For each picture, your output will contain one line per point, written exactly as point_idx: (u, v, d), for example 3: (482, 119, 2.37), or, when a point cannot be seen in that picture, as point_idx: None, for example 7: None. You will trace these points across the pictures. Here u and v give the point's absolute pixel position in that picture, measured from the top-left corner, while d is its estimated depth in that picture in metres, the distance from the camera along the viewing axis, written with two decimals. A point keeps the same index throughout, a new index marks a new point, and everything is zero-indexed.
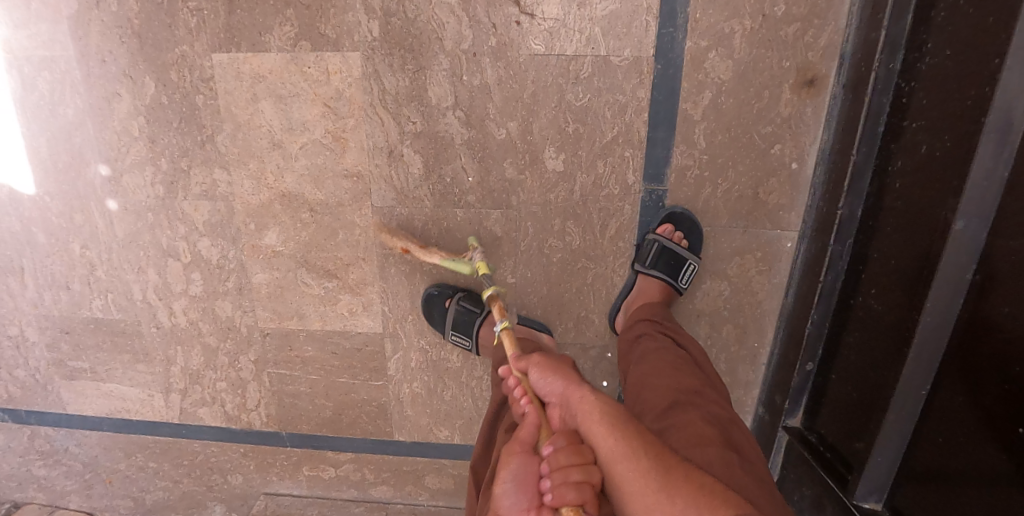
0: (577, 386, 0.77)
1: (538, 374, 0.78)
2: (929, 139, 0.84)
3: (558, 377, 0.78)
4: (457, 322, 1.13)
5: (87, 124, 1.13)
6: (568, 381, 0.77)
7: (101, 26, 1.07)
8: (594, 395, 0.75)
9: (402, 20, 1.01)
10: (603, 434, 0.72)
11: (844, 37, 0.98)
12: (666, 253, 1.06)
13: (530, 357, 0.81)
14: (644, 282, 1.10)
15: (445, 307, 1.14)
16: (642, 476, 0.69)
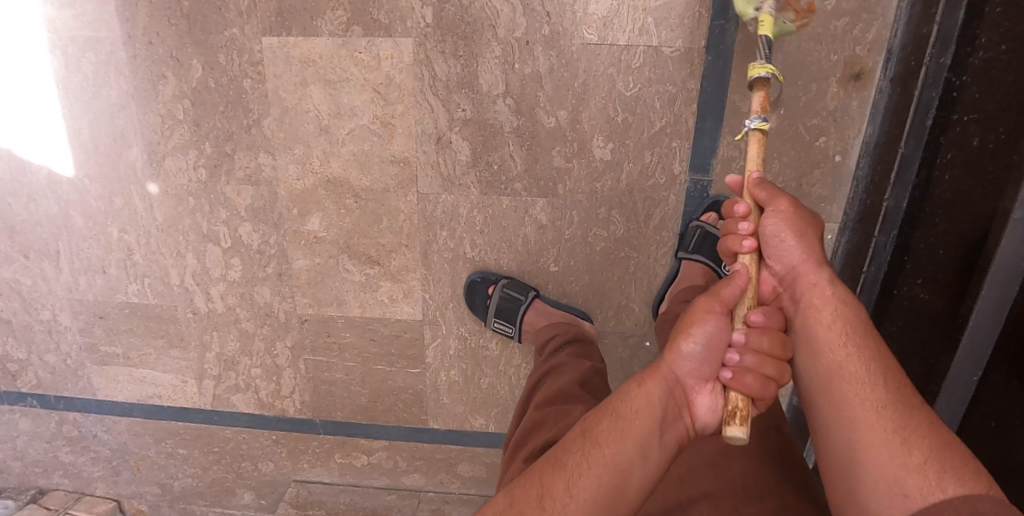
0: (816, 268, 0.70)
1: (789, 233, 0.70)
2: (982, 132, 0.86)
3: (806, 243, 0.71)
4: (501, 310, 1.13)
5: (131, 107, 1.13)
6: (815, 258, 0.71)
7: (150, 8, 1.07)
8: (836, 283, 0.69)
9: (456, 7, 1.01)
10: (825, 325, 0.67)
11: (892, 32, 1.00)
12: (710, 238, 1.06)
13: (781, 200, 0.72)
14: (687, 268, 1.08)
15: (489, 294, 1.14)
16: (855, 371, 0.63)
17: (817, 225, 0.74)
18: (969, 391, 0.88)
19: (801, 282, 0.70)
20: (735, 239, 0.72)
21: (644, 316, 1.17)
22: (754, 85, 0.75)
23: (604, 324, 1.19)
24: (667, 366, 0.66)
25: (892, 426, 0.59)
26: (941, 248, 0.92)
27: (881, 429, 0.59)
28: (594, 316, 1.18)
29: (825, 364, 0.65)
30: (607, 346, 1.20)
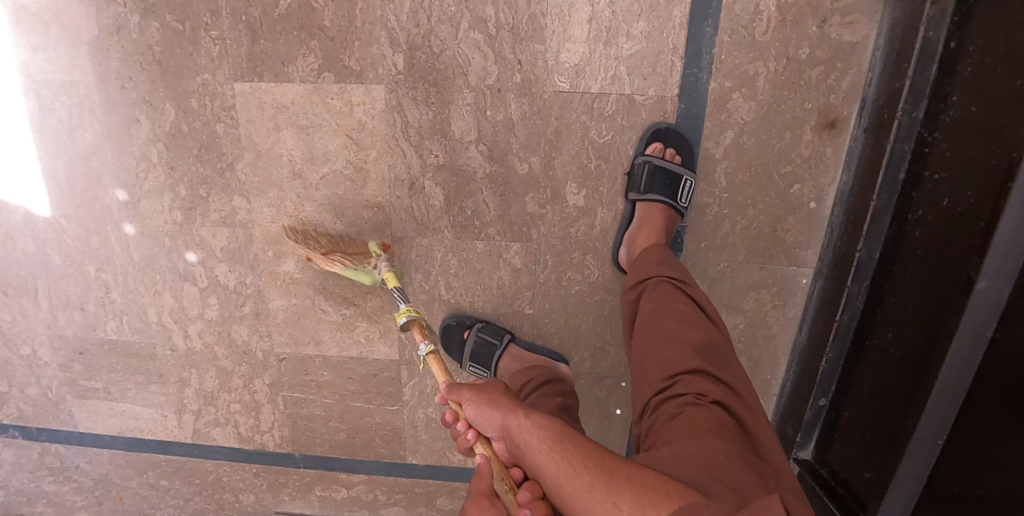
0: (512, 416, 0.80)
1: (480, 407, 0.84)
2: (951, 192, 0.85)
3: (498, 407, 0.82)
4: (475, 354, 1.13)
5: (105, 149, 1.12)
6: (522, 411, 0.80)
7: (122, 52, 1.06)
8: (530, 414, 0.79)
9: (427, 55, 1.01)
10: (543, 457, 0.74)
11: (867, 81, 0.99)
12: (660, 173, 1.00)
13: (463, 390, 0.88)
14: (643, 209, 1.04)
15: (463, 339, 1.14)
16: (578, 484, 0.70)
17: (493, 388, 0.87)
18: (935, 452, 0.84)
19: (514, 433, 0.79)
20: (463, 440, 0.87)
21: (620, 357, 1.18)
22: (407, 326, 1.01)
23: (579, 365, 1.19)
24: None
25: None
26: (911, 301, 0.92)
27: None
28: (570, 357, 1.18)
29: (563, 488, 0.71)
30: (582, 386, 1.20)
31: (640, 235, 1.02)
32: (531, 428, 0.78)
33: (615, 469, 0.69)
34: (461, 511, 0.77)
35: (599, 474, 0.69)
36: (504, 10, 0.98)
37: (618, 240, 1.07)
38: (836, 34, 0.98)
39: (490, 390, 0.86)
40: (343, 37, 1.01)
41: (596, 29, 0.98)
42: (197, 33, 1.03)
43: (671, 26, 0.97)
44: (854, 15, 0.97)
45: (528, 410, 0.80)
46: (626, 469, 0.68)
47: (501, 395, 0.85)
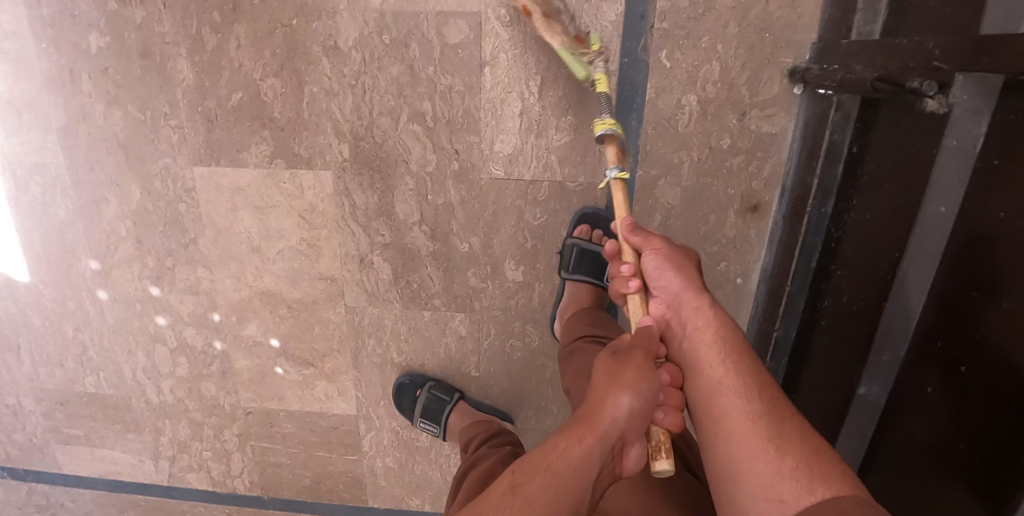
0: (702, 299, 0.77)
1: (669, 270, 0.79)
2: (849, 291, 0.91)
3: (684, 277, 0.79)
4: (427, 411, 1.18)
5: (77, 223, 1.20)
6: (715, 302, 0.77)
7: (89, 137, 1.13)
8: (716, 309, 0.77)
9: (371, 144, 1.07)
10: (716, 351, 0.72)
11: (786, 169, 1.04)
12: (588, 257, 1.05)
13: (655, 241, 0.81)
14: (573, 288, 1.09)
15: (415, 395, 1.20)
16: (739, 393, 0.68)
17: (689, 255, 0.82)
18: None
19: (687, 314, 0.77)
20: (623, 280, 0.81)
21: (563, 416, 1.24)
22: (603, 140, 0.85)
23: (525, 422, 1.26)
24: (599, 418, 0.68)
25: (809, 486, 0.58)
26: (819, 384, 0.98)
27: (796, 487, 0.59)
28: (516, 415, 1.25)
29: (722, 393, 0.69)
30: (529, 441, 1.27)
31: (569, 308, 1.09)
32: (710, 320, 0.75)
33: (781, 399, 0.67)
34: (604, 366, 0.73)
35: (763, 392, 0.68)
36: (440, 104, 1.04)
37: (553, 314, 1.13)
38: (755, 126, 1.03)
39: (688, 257, 0.81)
40: (292, 127, 1.08)
41: (527, 121, 1.04)
42: (157, 122, 1.11)
43: (597, 119, 1.03)
44: (771, 108, 1.02)
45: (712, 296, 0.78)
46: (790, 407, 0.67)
47: (695, 269, 0.81)
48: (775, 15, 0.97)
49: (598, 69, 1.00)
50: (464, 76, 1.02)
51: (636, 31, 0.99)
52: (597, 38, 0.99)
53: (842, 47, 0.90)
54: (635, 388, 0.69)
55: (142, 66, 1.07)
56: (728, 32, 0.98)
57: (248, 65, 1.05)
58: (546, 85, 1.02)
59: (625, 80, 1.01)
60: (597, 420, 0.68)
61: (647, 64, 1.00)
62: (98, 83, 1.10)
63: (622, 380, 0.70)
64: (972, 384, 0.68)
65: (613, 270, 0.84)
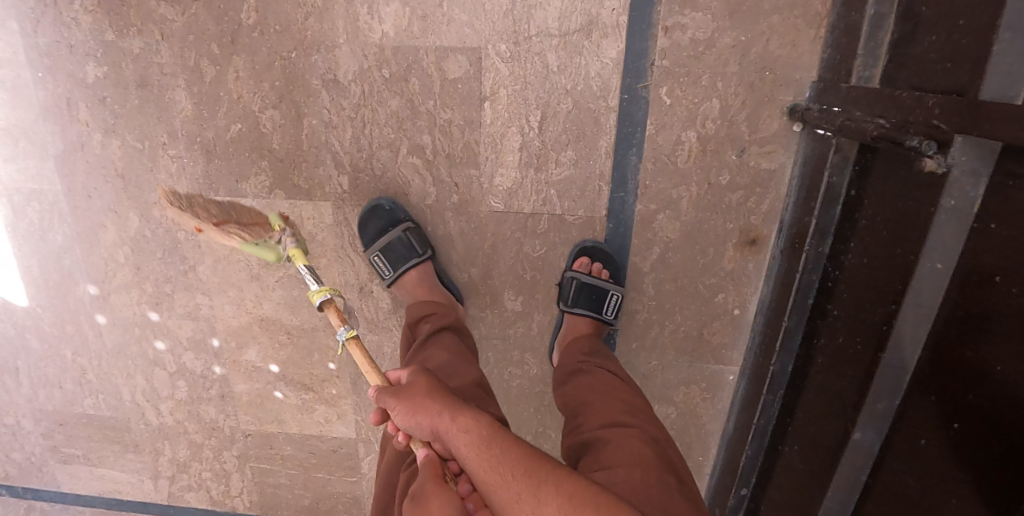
0: (441, 416, 0.67)
1: (406, 411, 0.69)
2: (846, 333, 0.93)
3: (423, 407, 0.69)
4: (390, 248, 1.06)
5: (75, 250, 1.20)
6: (448, 403, 0.69)
7: (86, 165, 1.13)
8: (461, 419, 0.67)
9: (370, 177, 1.07)
10: (484, 468, 0.63)
11: (784, 205, 1.05)
12: (587, 291, 1.05)
13: (386, 393, 0.72)
14: (571, 320, 1.09)
15: (385, 230, 1.06)
16: (526, 506, 0.60)
17: (416, 380, 0.73)
18: None
19: (445, 437, 0.67)
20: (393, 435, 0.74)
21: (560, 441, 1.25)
22: (323, 308, 0.92)
23: None
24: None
25: None
26: (819, 419, 1.00)
27: None
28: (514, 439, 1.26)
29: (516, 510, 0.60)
30: None
31: (564, 341, 1.09)
32: (468, 433, 0.66)
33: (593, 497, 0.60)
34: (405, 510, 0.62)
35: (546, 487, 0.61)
36: (440, 137, 1.03)
37: (552, 347, 1.14)
38: (754, 162, 1.03)
39: (413, 381, 0.73)
40: (291, 159, 1.08)
41: (527, 156, 1.04)
42: (156, 151, 1.10)
43: (597, 154, 1.03)
44: (771, 145, 1.02)
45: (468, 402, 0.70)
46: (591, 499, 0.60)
47: (428, 388, 0.71)
48: (775, 53, 0.97)
49: (598, 105, 1.00)
50: (464, 110, 1.02)
51: (637, 68, 0.98)
52: (597, 74, 0.99)
53: (841, 91, 0.90)
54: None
55: (139, 96, 1.07)
56: (728, 70, 0.98)
57: (247, 96, 1.05)
58: (545, 120, 1.01)
59: (625, 117, 1.01)
60: None
61: (646, 100, 1.00)
62: (96, 112, 1.09)
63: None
64: (963, 438, 0.72)
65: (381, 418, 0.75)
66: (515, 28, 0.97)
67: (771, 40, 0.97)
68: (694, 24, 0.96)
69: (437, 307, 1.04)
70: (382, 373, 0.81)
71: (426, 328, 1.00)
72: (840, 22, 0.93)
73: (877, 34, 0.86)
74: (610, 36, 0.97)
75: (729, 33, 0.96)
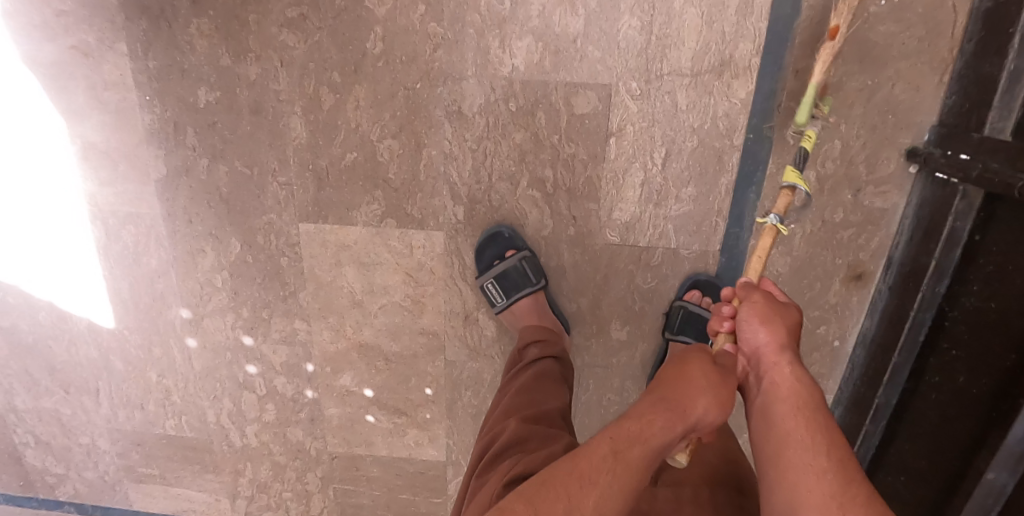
0: (784, 349, 0.71)
1: (757, 321, 0.73)
2: (968, 374, 0.95)
3: (778, 329, 0.72)
4: (506, 276, 1.05)
5: (170, 273, 1.18)
6: (793, 348, 0.72)
7: (189, 191, 1.11)
8: (798, 366, 0.71)
9: (487, 208, 1.07)
10: (795, 415, 0.67)
11: (894, 242, 1.07)
12: (695, 320, 1.06)
13: (757, 292, 0.76)
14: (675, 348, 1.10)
15: (503, 256, 1.06)
16: (828, 485, 0.61)
17: (786, 307, 0.76)
18: None
19: (770, 367, 0.71)
20: (716, 317, 0.78)
21: None
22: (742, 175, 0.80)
23: None
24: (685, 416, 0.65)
25: None
26: (927, 453, 1.02)
27: None
28: None
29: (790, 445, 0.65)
30: None
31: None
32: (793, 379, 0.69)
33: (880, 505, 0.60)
34: (705, 370, 0.68)
35: (843, 470, 0.62)
36: (563, 172, 1.04)
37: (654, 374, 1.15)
38: (869, 202, 1.05)
39: (789, 311, 0.75)
40: (406, 189, 1.06)
41: (648, 191, 1.04)
42: (265, 178, 1.08)
43: (717, 191, 1.04)
44: (886, 185, 1.04)
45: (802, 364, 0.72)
46: (868, 505, 0.61)
47: (788, 322, 0.75)
48: (899, 97, 0.99)
49: (723, 143, 1.01)
50: (588, 145, 1.02)
51: (764, 109, 0.99)
52: (724, 114, 1.00)
53: (973, 140, 0.92)
54: (720, 405, 0.66)
55: (252, 122, 1.05)
56: (853, 112, 1.00)
57: (366, 125, 1.03)
58: (669, 157, 1.02)
59: (748, 156, 1.02)
60: (685, 412, 0.65)
61: (770, 139, 1.01)
62: (204, 137, 1.07)
63: (711, 389, 0.66)
64: None
65: (717, 308, 0.79)
66: (647, 67, 0.97)
67: (896, 84, 0.98)
68: (824, 68, 0.97)
69: (546, 334, 1.03)
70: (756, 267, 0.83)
71: (533, 352, 1.01)
72: (969, 71, 0.94)
73: (1014, 87, 0.87)
74: (741, 77, 0.98)
75: (857, 77, 0.98)
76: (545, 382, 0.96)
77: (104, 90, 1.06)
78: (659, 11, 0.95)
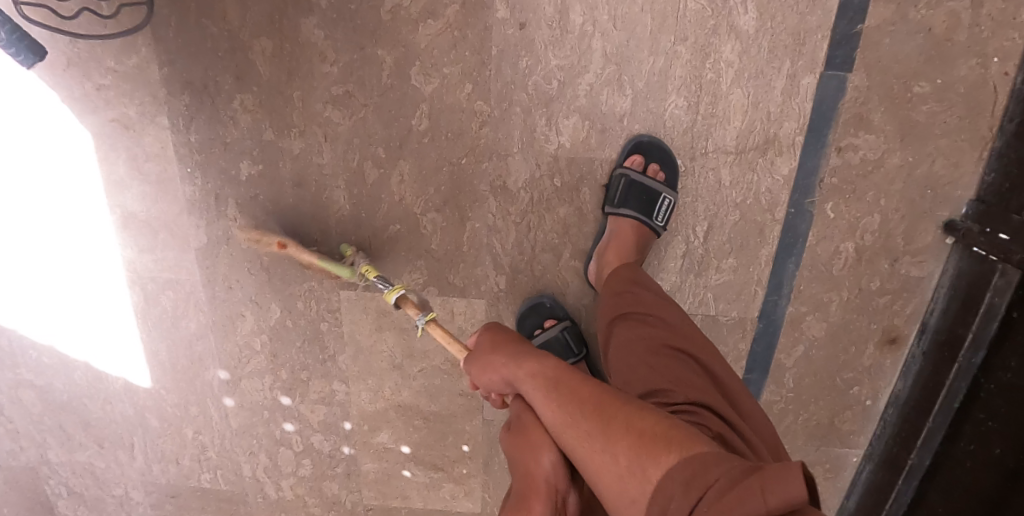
0: (514, 371, 0.76)
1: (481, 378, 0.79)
2: (1004, 446, 0.97)
3: (495, 366, 0.77)
4: (549, 348, 1.05)
5: (209, 336, 1.18)
6: (549, 366, 0.74)
7: (230, 258, 1.11)
8: (531, 370, 0.74)
9: (529, 277, 1.07)
10: (551, 404, 0.71)
11: (929, 308, 1.09)
12: (635, 187, 0.96)
13: (466, 357, 0.82)
14: (616, 225, 0.99)
15: (545, 326, 1.06)
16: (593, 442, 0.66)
17: (488, 346, 0.80)
18: None
19: (520, 388, 0.75)
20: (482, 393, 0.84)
21: None
22: None
23: None
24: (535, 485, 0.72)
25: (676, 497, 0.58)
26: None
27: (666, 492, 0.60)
28: None
29: (595, 464, 0.65)
30: None
31: (611, 251, 0.98)
32: (557, 401, 0.71)
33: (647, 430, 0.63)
34: (517, 442, 0.75)
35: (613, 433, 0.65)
36: None
37: (590, 255, 1.04)
38: (905, 270, 1.07)
39: (495, 341, 0.81)
40: (449, 259, 1.07)
41: (689, 262, 1.06)
42: (307, 248, 1.09)
43: (757, 261, 1.05)
44: (923, 255, 1.06)
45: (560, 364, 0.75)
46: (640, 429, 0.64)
47: (498, 349, 0.79)
48: (939, 173, 1.00)
49: (765, 217, 1.02)
50: None
51: (807, 184, 1.00)
52: (767, 190, 1.01)
53: (1013, 223, 0.94)
54: (543, 451, 0.73)
55: (295, 195, 1.05)
56: (893, 187, 1.01)
57: (410, 199, 1.04)
58: (711, 230, 1.04)
59: (788, 229, 1.03)
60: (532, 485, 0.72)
61: (811, 214, 1.02)
62: (246, 208, 1.07)
63: (538, 446, 0.73)
64: None
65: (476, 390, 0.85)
66: (692, 145, 0.98)
67: (936, 161, 1.00)
68: (866, 145, 0.98)
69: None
70: (467, 346, 0.87)
71: None
72: (1010, 152, 0.96)
73: None
74: (785, 155, 0.99)
75: (899, 154, 0.99)
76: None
77: (146, 162, 1.05)
78: (706, 92, 0.95)
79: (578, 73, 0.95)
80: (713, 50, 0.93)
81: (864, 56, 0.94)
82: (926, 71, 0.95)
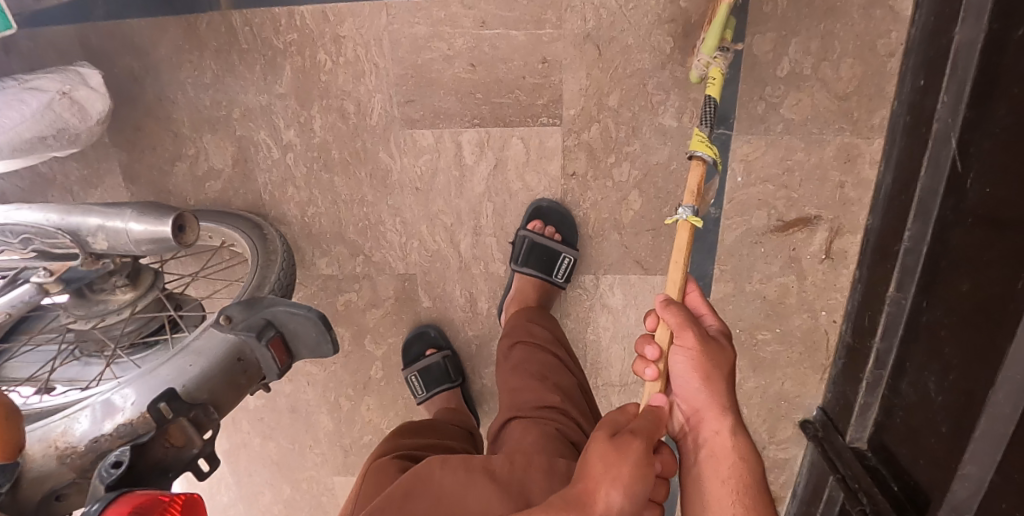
0: (721, 411, 0.74)
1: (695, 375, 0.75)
2: None
3: (712, 389, 0.75)
4: (428, 370, 1.18)
5: (239, 504, 1.53)
6: (737, 417, 0.75)
7: (248, 456, 1.45)
8: (737, 433, 0.74)
9: None
10: (729, 491, 0.72)
11: (796, 480, 1.34)
12: (537, 248, 1.07)
13: (692, 335, 0.75)
14: (522, 281, 1.13)
15: (425, 353, 1.19)
16: None
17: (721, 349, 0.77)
18: None
19: (705, 425, 0.75)
20: (644, 364, 0.78)
21: None
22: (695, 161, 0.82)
23: None
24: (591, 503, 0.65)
25: None
26: None
27: None
28: None
29: None
30: None
31: (512, 303, 1.13)
32: None
33: None
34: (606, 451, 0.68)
35: None
36: None
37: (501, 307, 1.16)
38: (773, 454, 1.32)
39: (722, 351, 0.77)
40: None
41: None
42: (304, 449, 1.42)
43: None
44: (786, 443, 1.30)
45: (769, 505, 0.71)
46: None
47: (724, 373, 0.76)
48: (788, 390, 1.25)
49: None
50: None
51: None
52: None
53: (838, 443, 1.19)
54: (636, 491, 0.66)
55: (291, 416, 1.38)
56: (752, 400, 1.27)
57: (376, 418, 1.35)
58: None
59: None
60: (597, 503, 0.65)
61: None
62: (256, 425, 1.40)
63: (613, 475, 0.66)
64: None
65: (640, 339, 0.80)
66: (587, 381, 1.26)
67: (785, 382, 1.24)
68: None
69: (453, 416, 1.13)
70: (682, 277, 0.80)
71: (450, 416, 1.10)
72: (839, 380, 1.19)
73: (865, 413, 1.14)
74: None
75: (752, 378, 1.24)
76: (444, 428, 1.05)
77: None
78: (590, 347, 1.22)
79: (491, 339, 1.23)
80: (591, 320, 1.20)
81: (713, 318, 1.18)
82: (766, 324, 1.19)
